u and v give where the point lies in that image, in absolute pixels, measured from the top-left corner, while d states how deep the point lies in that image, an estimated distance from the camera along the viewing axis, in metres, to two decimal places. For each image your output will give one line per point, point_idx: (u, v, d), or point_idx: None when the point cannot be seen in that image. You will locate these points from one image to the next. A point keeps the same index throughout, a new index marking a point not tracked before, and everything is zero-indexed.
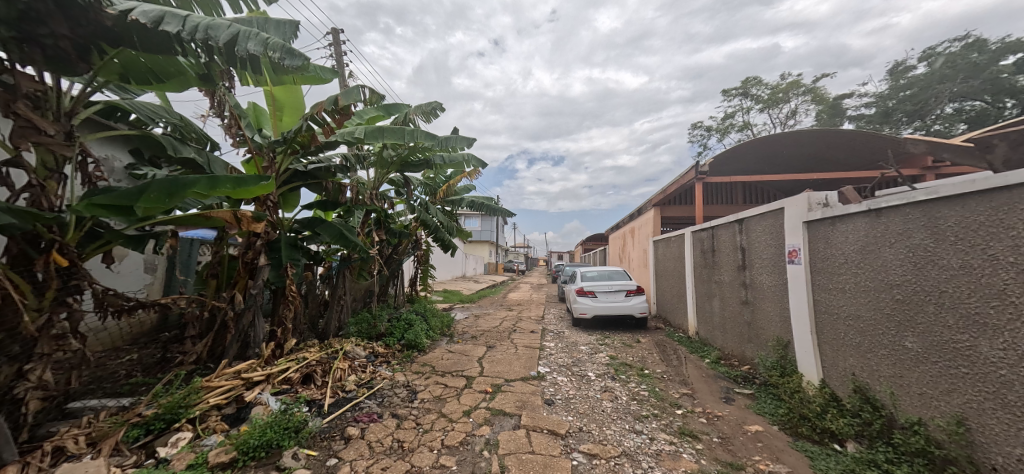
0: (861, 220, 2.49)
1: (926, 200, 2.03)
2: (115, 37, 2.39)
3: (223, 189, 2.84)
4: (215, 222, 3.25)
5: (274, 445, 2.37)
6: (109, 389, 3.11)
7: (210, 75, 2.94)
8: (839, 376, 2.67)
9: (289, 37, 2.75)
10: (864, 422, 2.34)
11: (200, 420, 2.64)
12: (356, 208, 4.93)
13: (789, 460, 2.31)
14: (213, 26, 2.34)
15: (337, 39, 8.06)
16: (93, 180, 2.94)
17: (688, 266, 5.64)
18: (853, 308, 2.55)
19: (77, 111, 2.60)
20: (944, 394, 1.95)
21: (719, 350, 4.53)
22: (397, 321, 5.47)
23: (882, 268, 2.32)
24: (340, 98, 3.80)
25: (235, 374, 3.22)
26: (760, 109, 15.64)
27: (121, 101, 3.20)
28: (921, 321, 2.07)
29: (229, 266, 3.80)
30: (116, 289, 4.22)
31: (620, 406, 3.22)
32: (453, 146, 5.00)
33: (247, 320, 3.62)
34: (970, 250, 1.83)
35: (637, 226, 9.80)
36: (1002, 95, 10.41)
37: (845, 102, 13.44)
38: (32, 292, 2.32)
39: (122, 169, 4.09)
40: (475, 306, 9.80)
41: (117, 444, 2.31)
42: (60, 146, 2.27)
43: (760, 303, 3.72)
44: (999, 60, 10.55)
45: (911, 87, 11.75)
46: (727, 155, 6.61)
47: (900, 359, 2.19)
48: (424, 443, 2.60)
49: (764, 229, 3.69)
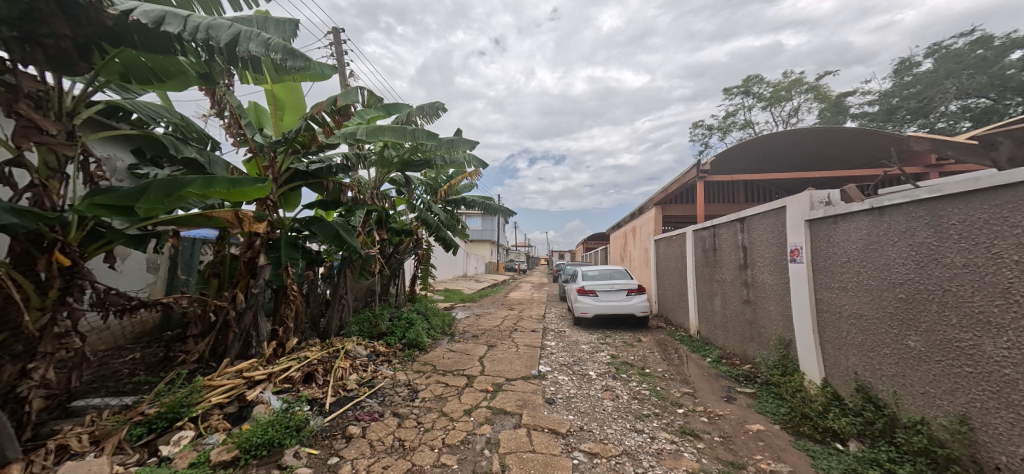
0: (863, 219, 2.47)
1: (929, 198, 2.02)
2: (116, 37, 2.40)
3: (219, 190, 2.84)
4: (216, 222, 3.26)
5: (276, 443, 2.38)
6: (112, 388, 3.12)
7: (211, 75, 2.97)
8: (842, 375, 2.66)
9: (289, 36, 2.74)
10: (866, 421, 2.34)
11: (202, 419, 2.65)
12: (357, 207, 4.93)
13: (790, 459, 2.31)
14: (213, 26, 2.33)
15: (338, 39, 8.06)
16: (94, 180, 2.94)
17: (690, 266, 5.62)
18: (856, 307, 2.54)
19: (80, 111, 2.61)
20: (947, 393, 1.94)
21: (720, 349, 4.53)
22: (398, 320, 5.49)
23: (885, 267, 2.31)
24: (339, 99, 3.84)
25: (237, 373, 3.23)
26: (762, 107, 15.56)
27: (123, 101, 3.22)
28: (924, 319, 2.06)
29: (230, 266, 3.82)
30: (119, 288, 4.24)
31: (620, 404, 3.22)
32: (455, 147, 5.00)
33: (249, 320, 3.63)
34: (973, 248, 1.82)
35: (637, 226, 9.91)
36: (1008, 93, 10.34)
37: (848, 100, 13.38)
38: (36, 291, 2.32)
39: (124, 168, 4.09)
40: (476, 306, 9.74)
41: (120, 442, 2.32)
42: (63, 146, 2.28)
43: (761, 302, 3.71)
44: (1006, 57, 10.47)
45: (916, 84, 11.67)
46: (729, 154, 6.60)
47: (903, 359, 2.18)
48: (425, 441, 2.61)
49: (766, 228, 3.68)
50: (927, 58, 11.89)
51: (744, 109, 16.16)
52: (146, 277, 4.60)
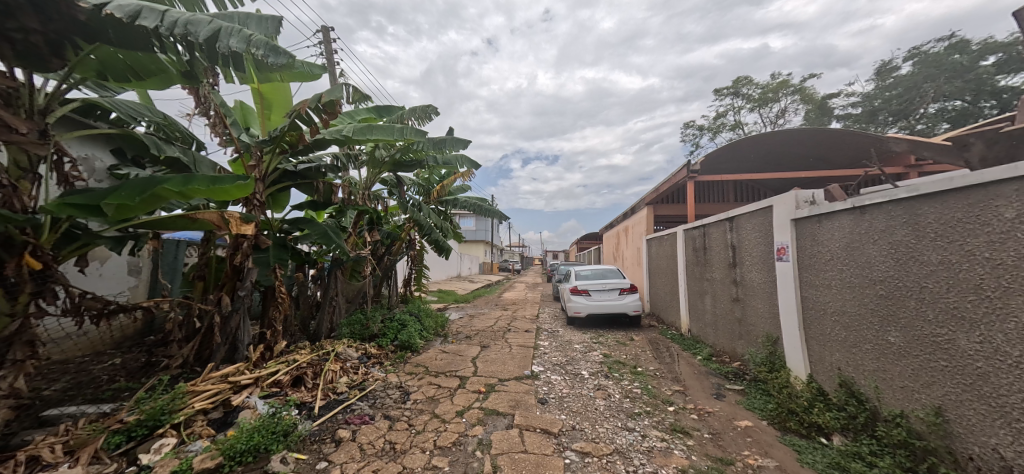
0: (846, 217, 2.52)
1: (908, 197, 2.06)
2: (89, 32, 2.34)
3: (197, 187, 2.70)
4: (203, 225, 3.17)
5: (262, 449, 2.34)
6: (90, 395, 2.98)
7: (192, 73, 2.85)
8: (826, 370, 2.71)
9: (272, 33, 2.64)
10: (849, 416, 2.39)
11: (184, 426, 2.58)
12: (348, 208, 4.93)
13: (777, 454, 2.34)
14: (192, 21, 2.30)
15: (328, 38, 7.97)
16: (70, 180, 2.83)
17: (681, 264, 5.66)
18: (840, 303, 2.58)
19: (53, 110, 2.55)
20: (925, 387, 1.98)
21: (711, 346, 4.56)
22: (390, 321, 5.38)
23: (866, 265, 2.35)
24: (323, 96, 3.78)
25: (222, 378, 3.17)
26: (750, 108, 15.84)
27: (100, 99, 3.09)
28: (903, 315, 2.10)
29: (216, 268, 3.75)
30: (98, 292, 4.13)
31: (612, 403, 3.23)
32: (448, 149, 4.94)
33: (235, 323, 3.52)
34: (948, 245, 1.85)
35: (631, 226, 9.77)
36: (982, 95, 10.66)
37: (832, 101, 13.70)
38: (4, 296, 2.26)
39: (103, 168, 4.01)
40: (469, 306, 9.93)
41: (97, 451, 2.23)
42: (34, 145, 2.20)
43: (749, 300, 3.76)
44: (981, 60, 10.75)
45: (897, 87, 11.98)
46: (718, 155, 6.66)
47: (884, 354, 2.22)
48: (416, 443, 2.59)
49: (754, 226, 3.72)
50: (906, 61, 12.20)
51: (733, 110, 16.43)
52: (128, 280, 4.50)
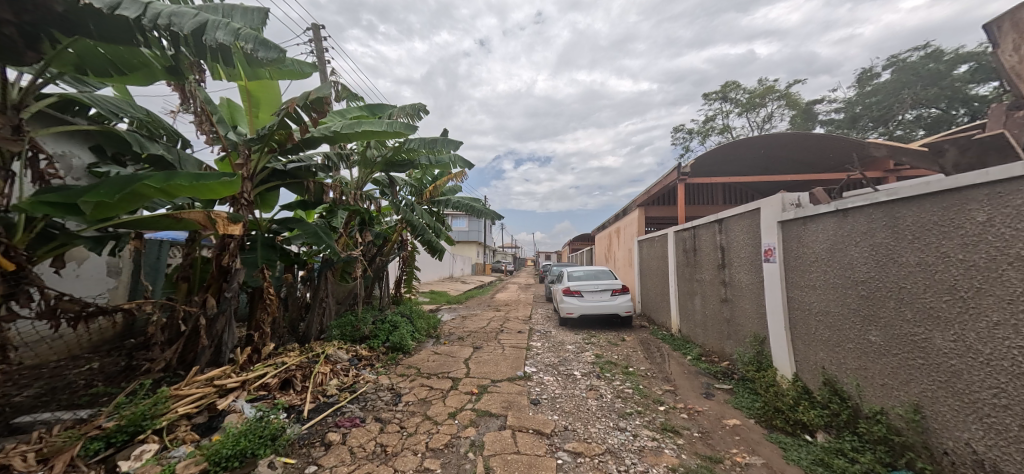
0: (829, 220, 2.57)
1: (887, 201, 2.11)
2: (68, 24, 2.27)
3: (178, 184, 2.60)
4: (188, 224, 3.06)
5: (249, 454, 2.25)
6: (65, 401, 2.88)
7: (177, 68, 2.77)
8: (811, 369, 2.75)
9: (257, 25, 2.56)
10: (833, 413, 2.42)
11: (167, 431, 2.51)
12: (339, 208, 4.83)
13: (764, 452, 2.38)
14: (176, 13, 2.23)
15: (319, 36, 7.86)
16: (45, 177, 2.73)
17: (672, 266, 5.71)
18: (824, 304, 2.62)
19: (28, 104, 2.47)
20: (903, 384, 2.02)
21: (701, 346, 4.61)
22: (381, 323, 5.32)
23: (849, 266, 2.39)
24: (311, 93, 3.69)
25: (207, 381, 3.08)
26: (738, 113, 16.08)
27: (78, 95, 2.99)
28: (883, 315, 2.14)
29: (201, 269, 3.65)
30: (76, 293, 4.00)
31: (604, 404, 3.23)
32: (441, 148, 4.88)
33: (221, 325, 3.45)
34: (925, 248, 1.90)
35: (622, 227, 9.83)
36: (955, 103, 11.00)
37: (816, 107, 13.97)
38: None
39: (81, 166, 3.88)
40: (461, 307, 9.86)
41: (73, 459, 2.14)
42: (8, 143, 2.14)
43: (738, 301, 3.81)
44: (954, 69, 11.11)
45: (876, 94, 12.32)
46: (706, 157, 6.73)
47: (865, 352, 2.26)
48: (408, 446, 2.55)
49: (742, 227, 3.78)
50: (885, 69, 12.51)
51: (722, 114, 16.63)
52: (108, 282, 4.37)
